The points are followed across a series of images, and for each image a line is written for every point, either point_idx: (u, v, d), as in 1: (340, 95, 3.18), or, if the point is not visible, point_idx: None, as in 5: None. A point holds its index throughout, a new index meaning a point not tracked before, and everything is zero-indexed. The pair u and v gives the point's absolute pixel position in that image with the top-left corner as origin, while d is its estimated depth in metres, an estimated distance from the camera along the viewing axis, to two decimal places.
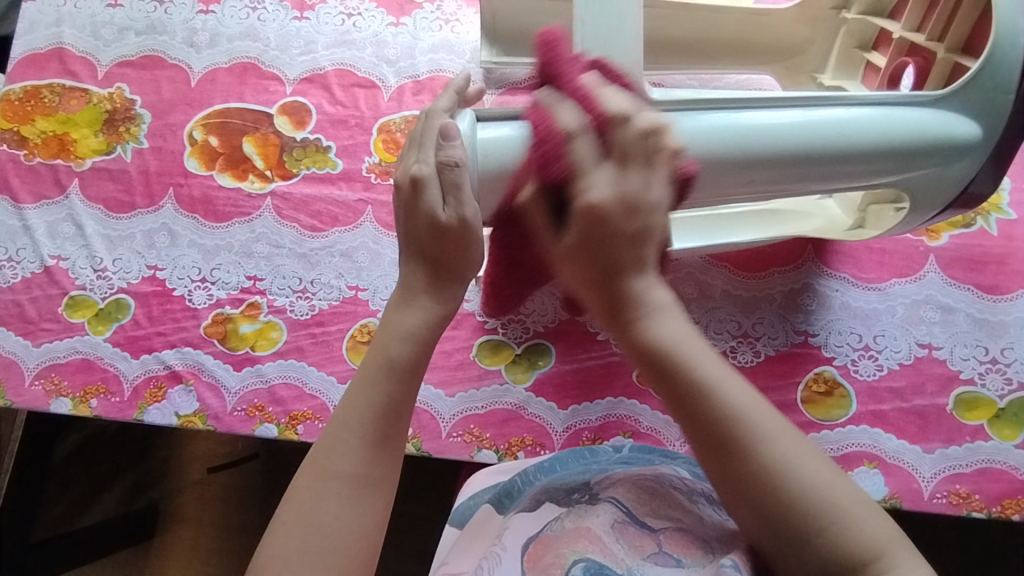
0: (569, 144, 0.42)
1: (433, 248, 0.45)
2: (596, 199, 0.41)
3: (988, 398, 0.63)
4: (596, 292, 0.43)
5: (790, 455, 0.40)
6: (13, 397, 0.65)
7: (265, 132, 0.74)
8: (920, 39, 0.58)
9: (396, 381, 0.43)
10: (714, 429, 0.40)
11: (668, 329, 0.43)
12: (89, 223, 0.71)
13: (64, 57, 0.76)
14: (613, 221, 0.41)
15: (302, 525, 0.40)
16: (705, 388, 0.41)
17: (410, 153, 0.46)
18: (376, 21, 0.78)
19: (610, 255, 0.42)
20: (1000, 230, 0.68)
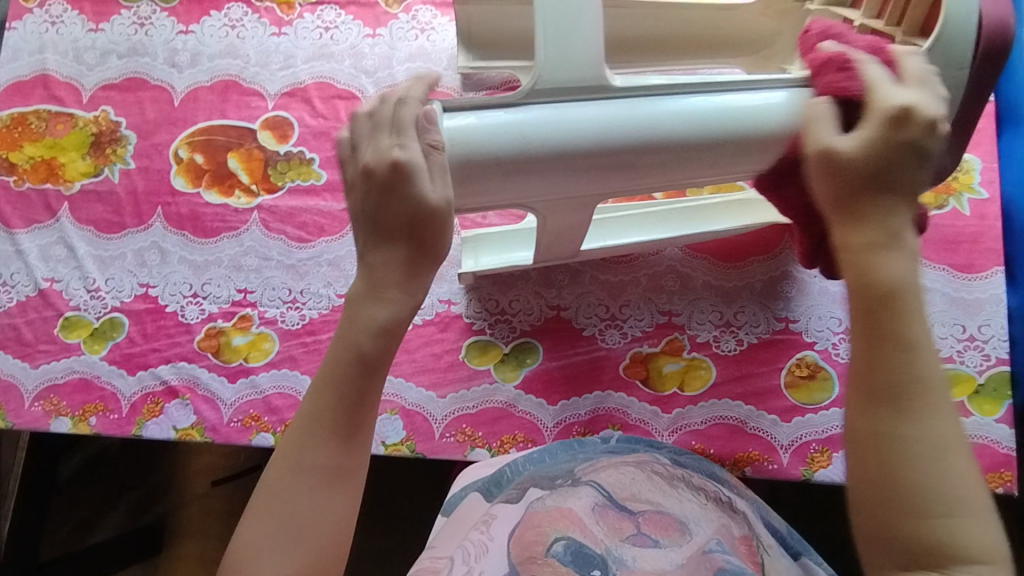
0: (862, 65, 0.47)
1: (404, 228, 0.45)
2: (898, 103, 0.44)
3: (967, 374, 0.64)
4: (844, 201, 0.45)
5: (944, 439, 0.40)
6: (14, 419, 0.67)
7: (249, 147, 0.75)
8: (878, 25, 0.59)
9: (354, 381, 0.44)
10: (894, 379, 0.41)
11: (900, 273, 0.43)
12: (80, 244, 0.72)
13: (49, 83, 0.78)
14: (909, 129, 0.44)
15: (271, 514, 0.42)
16: (913, 342, 0.42)
17: (379, 139, 0.46)
18: (353, 33, 0.79)
19: (893, 167, 0.44)
20: (972, 210, 0.70)
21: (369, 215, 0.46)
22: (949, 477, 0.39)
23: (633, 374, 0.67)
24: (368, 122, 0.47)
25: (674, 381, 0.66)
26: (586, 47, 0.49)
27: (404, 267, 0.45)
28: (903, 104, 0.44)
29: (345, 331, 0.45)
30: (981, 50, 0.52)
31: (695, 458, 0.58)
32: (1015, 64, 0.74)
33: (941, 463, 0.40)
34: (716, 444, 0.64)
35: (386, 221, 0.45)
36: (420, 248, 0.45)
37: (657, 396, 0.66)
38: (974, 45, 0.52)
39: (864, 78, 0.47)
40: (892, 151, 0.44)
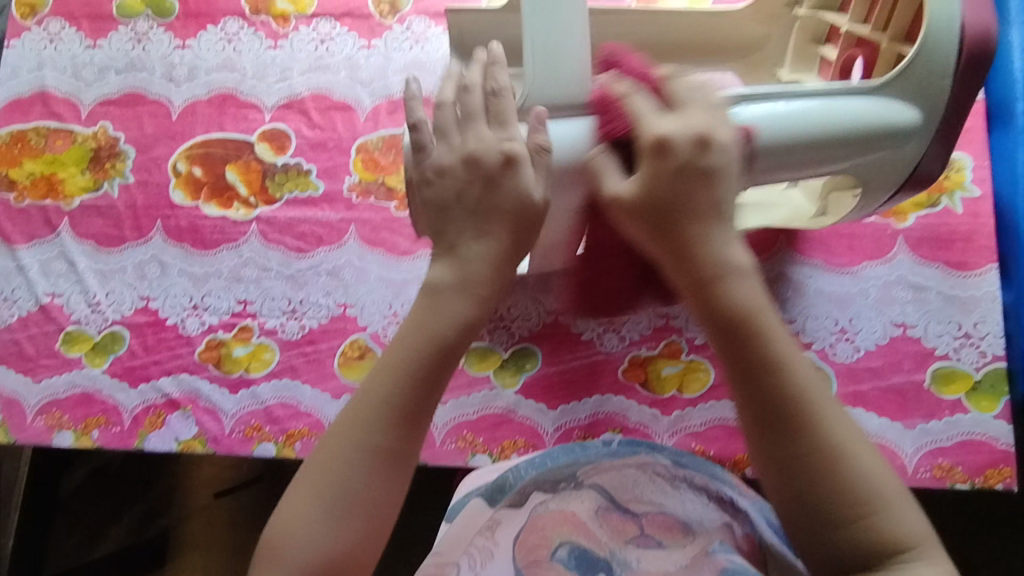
0: (628, 101, 0.48)
1: (502, 215, 0.46)
2: (664, 131, 0.45)
3: (964, 371, 0.65)
4: (660, 243, 0.44)
5: (843, 441, 0.41)
6: (17, 434, 0.67)
7: (247, 159, 0.76)
8: (865, 31, 0.61)
9: (430, 367, 0.44)
10: (770, 402, 0.41)
11: (744, 295, 0.43)
12: (81, 258, 0.73)
13: (48, 100, 0.78)
14: (682, 154, 0.44)
15: (325, 486, 0.42)
16: (776, 358, 0.42)
17: (476, 130, 0.49)
18: (348, 44, 0.79)
19: (690, 195, 0.44)
20: (965, 208, 0.70)
21: (461, 202, 0.47)
22: (865, 471, 0.40)
23: (632, 378, 0.67)
24: (458, 115, 0.50)
25: (673, 383, 0.67)
26: (572, 63, 0.50)
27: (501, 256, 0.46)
28: (670, 129, 0.45)
29: (426, 315, 0.45)
30: (964, 58, 0.52)
31: (696, 458, 0.58)
32: (1005, 63, 0.74)
33: (852, 462, 0.40)
34: (715, 446, 0.64)
35: (483, 207, 0.47)
36: (517, 238, 0.47)
37: (657, 399, 0.66)
38: (956, 54, 0.52)
39: (631, 112, 0.48)
40: (690, 174, 0.44)
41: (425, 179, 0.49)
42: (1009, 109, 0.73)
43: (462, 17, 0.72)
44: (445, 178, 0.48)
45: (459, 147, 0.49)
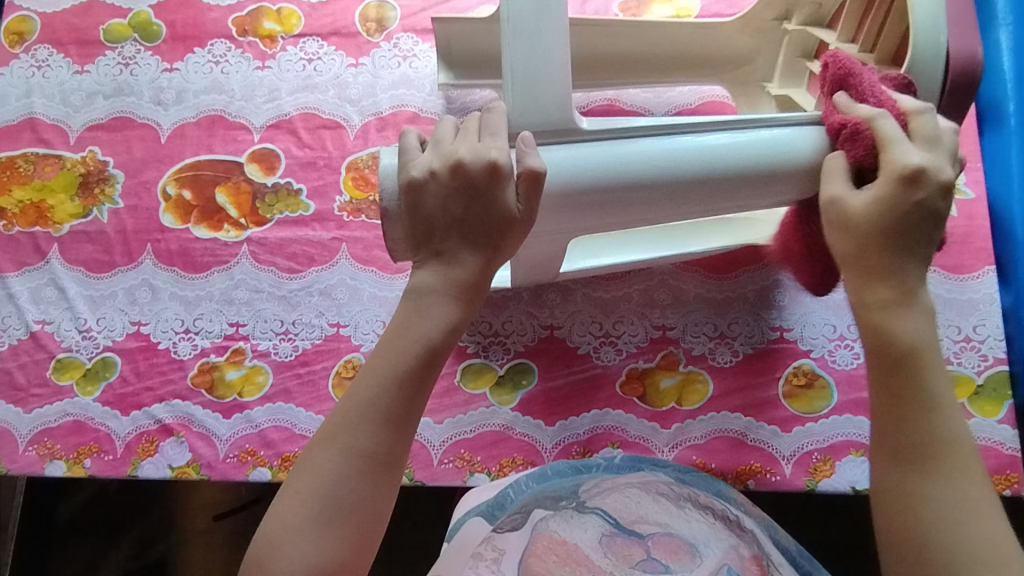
0: (874, 123, 0.47)
1: (487, 231, 0.45)
2: (911, 164, 0.44)
3: (966, 376, 0.64)
4: (855, 258, 0.45)
5: (971, 506, 0.40)
6: (9, 465, 0.67)
7: (236, 181, 0.75)
8: (853, 50, 0.59)
9: (417, 369, 0.44)
10: (922, 439, 0.42)
11: (920, 330, 0.44)
12: (71, 285, 0.72)
13: (37, 126, 0.78)
14: (918, 188, 0.44)
15: (311, 492, 0.41)
16: (935, 397, 0.43)
17: (466, 138, 0.47)
18: (336, 63, 0.79)
19: (904, 227, 0.44)
20: (960, 210, 0.70)
21: (447, 216, 0.46)
22: (979, 543, 0.40)
23: (630, 392, 0.66)
24: (451, 127, 0.48)
25: (672, 396, 0.66)
26: (553, 90, 0.50)
27: (484, 275, 0.46)
28: (908, 162, 0.44)
29: (410, 318, 0.45)
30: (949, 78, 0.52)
31: (700, 475, 0.57)
32: (995, 64, 0.74)
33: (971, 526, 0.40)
34: (717, 458, 0.63)
35: (469, 222, 0.45)
36: (500, 253, 0.46)
37: (656, 411, 0.65)
38: (941, 76, 0.52)
39: (875, 134, 0.46)
40: (918, 215, 0.44)
41: (412, 185, 0.46)
42: (1000, 109, 0.73)
43: (449, 26, 0.72)
44: (431, 186, 0.46)
45: (447, 154, 0.46)
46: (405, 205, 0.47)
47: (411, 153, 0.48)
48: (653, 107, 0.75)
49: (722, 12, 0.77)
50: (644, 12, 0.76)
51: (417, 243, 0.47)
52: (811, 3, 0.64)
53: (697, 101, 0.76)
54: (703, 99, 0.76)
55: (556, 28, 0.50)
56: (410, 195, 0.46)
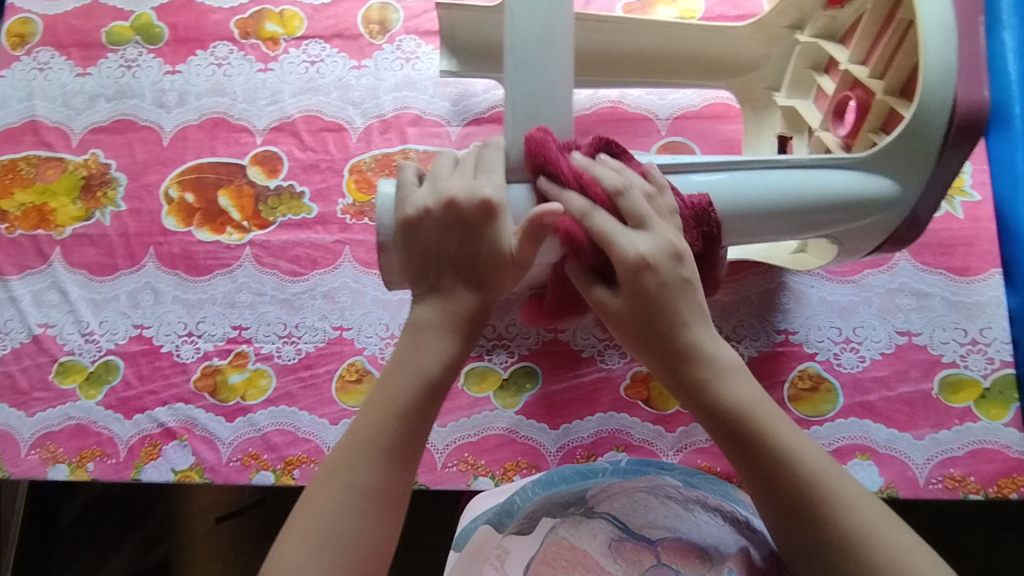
0: (588, 221, 0.45)
1: (481, 267, 0.45)
2: (639, 253, 0.43)
3: (972, 378, 0.64)
4: (655, 353, 0.44)
5: (869, 516, 0.40)
6: (10, 469, 0.66)
7: (239, 183, 0.75)
8: (863, 73, 0.58)
9: (418, 403, 0.43)
10: (790, 499, 0.40)
11: (741, 391, 0.43)
12: (74, 288, 0.72)
13: (39, 129, 0.78)
14: (661, 273, 0.43)
15: (315, 530, 0.40)
16: (779, 452, 0.41)
17: (461, 174, 0.48)
18: (339, 65, 0.79)
19: (671, 308, 0.43)
20: (965, 213, 0.69)
21: (442, 251, 0.46)
22: (895, 547, 0.39)
23: (635, 395, 0.66)
24: (449, 160, 0.49)
25: (676, 399, 0.66)
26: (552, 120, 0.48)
27: (481, 311, 0.46)
28: (639, 251, 0.43)
29: (409, 352, 0.44)
30: (956, 124, 0.51)
31: (707, 478, 0.57)
32: (1000, 67, 0.74)
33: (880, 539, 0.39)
34: (723, 462, 0.64)
35: (462, 255, 0.46)
36: (495, 292, 0.46)
37: (660, 415, 0.65)
38: (947, 125, 0.51)
39: (593, 232, 0.45)
40: (668, 285, 0.43)
41: (407, 222, 0.47)
42: (1006, 111, 0.72)
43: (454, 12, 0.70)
44: (426, 222, 0.46)
45: (441, 191, 0.47)
46: (400, 239, 0.48)
47: (407, 188, 0.49)
48: (657, 109, 0.75)
49: (726, 14, 0.76)
50: (648, 13, 0.76)
51: (414, 277, 0.47)
52: (825, 16, 0.64)
53: (701, 102, 0.75)
54: (706, 101, 0.76)
55: (559, 61, 0.48)
56: (406, 231, 0.47)
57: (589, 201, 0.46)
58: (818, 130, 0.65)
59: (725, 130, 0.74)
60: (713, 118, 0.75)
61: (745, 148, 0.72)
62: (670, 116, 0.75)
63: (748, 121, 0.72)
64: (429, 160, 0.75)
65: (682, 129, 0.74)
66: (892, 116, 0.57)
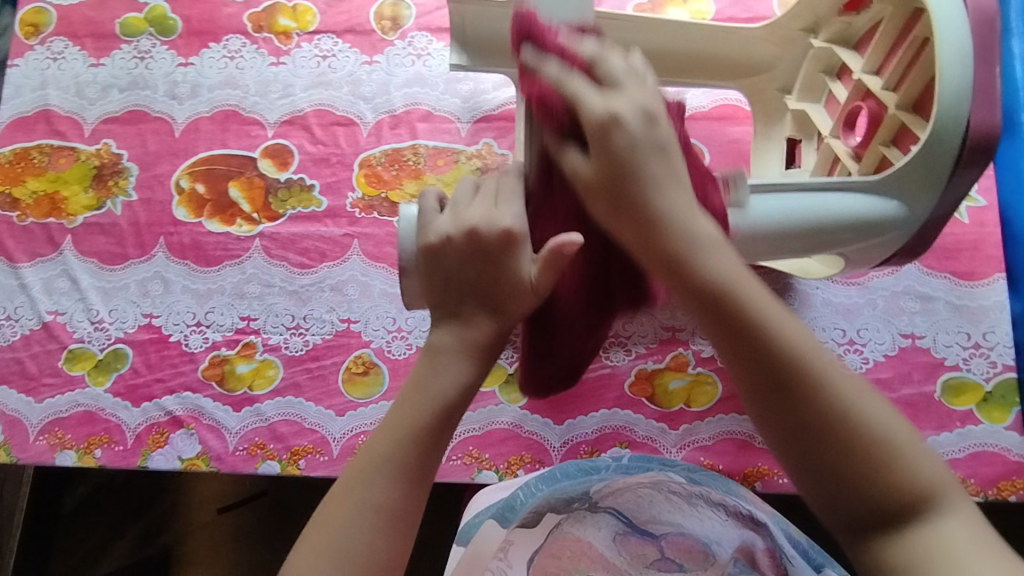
0: (563, 87, 0.42)
1: (502, 293, 0.44)
2: (603, 112, 0.41)
3: (974, 382, 0.64)
4: (625, 218, 0.41)
5: (851, 393, 0.37)
6: (19, 454, 0.67)
7: (249, 176, 0.76)
8: (877, 85, 0.60)
9: (433, 426, 0.42)
10: (772, 366, 0.37)
11: (719, 264, 0.39)
12: (84, 276, 0.73)
13: (51, 118, 0.79)
14: (632, 130, 0.41)
15: (329, 546, 0.40)
16: (760, 319, 0.37)
17: (482, 202, 0.46)
18: (351, 60, 0.80)
19: (643, 171, 0.40)
20: (971, 217, 0.70)
21: (463, 278, 0.45)
22: (877, 423, 0.36)
23: (639, 392, 0.66)
24: (470, 186, 0.48)
25: (681, 397, 0.66)
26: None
27: (498, 337, 0.45)
28: (610, 112, 0.41)
29: (427, 375, 0.43)
30: (968, 145, 0.51)
31: (710, 474, 0.58)
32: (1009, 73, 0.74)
33: (862, 416, 0.36)
34: (725, 460, 0.64)
35: (483, 281, 0.44)
36: (512, 319, 0.45)
37: (664, 412, 0.66)
38: (959, 147, 0.51)
39: (567, 95, 0.42)
40: (638, 145, 0.41)
41: (429, 250, 0.46)
42: (1014, 119, 0.73)
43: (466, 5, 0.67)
44: (447, 249, 0.45)
45: (462, 220, 0.46)
46: (423, 267, 0.47)
47: (429, 215, 0.48)
48: None
49: (736, 16, 0.77)
50: (659, 13, 0.76)
51: (434, 301, 0.46)
52: (840, 22, 0.64)
53: (711, 102, 0.76)
54: (716, 101, 0.76)
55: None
56: (427, 259, 0.46)
57: (566, 67, 0.43)
58: (828, 138, 0.66)
59: (733, 131, 0.75)
60: (722, 119, 0.76)
61: (754, 149, 0.73)
62: None
63: (758, 124, 0.73)
64: (439, 156, 0.75)
65: (691, 130, 0.75)
66: (905, 130, 0.57)
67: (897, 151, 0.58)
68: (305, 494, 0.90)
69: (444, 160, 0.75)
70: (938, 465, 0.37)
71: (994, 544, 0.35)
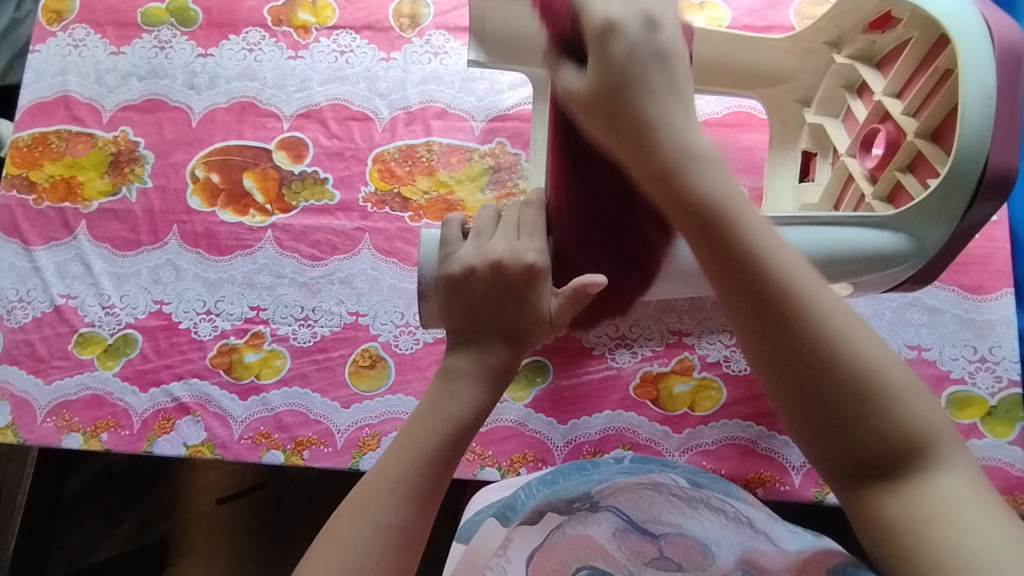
0: None
1: (519, 326, 0.46)
2: (609, 11, 0.40)
3: (979, 396, 0.64)
4: (618, 129, 0.40)
5: (847, 330, 0.37)
6: (26, 434, 0.68)
7: (264, 167, 0.76)
8: (897, 110, 0.60)
9: (447, 449, 0.43)
10: (761, 293, 0.37)
11: (713, 179, 0.39)
12: (97, 261, 0.73)
13: (71, 104, 0.80)
14: (627, 31, 0.40)
15: (339, 565, 0.39)
16: (753, 246, 0.37)
17: (506, 233, 0.48)
18: (368, 57, 0.80)
19: (637, 78, 0.40)
20: (981, 232, 0.70)
21: (484, 310, 0.46)
22: (868, 360, 0.36)
23: (644, 395, 0.67)
24: (493, 215, 0.50)
25: (685, 401, 0.66)
26: None
27: (512, 363, 0.46)
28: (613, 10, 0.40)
29: (441, 396, 0.44)
30: (986, 182, 0.51)
31: (709, 477, 0.58)
32: None
33: (855, 355, 0.36)
34: (727, 465, 0.64)
35: (502, 315, 0.46)
36: (527, 346, 0.46)
37: (668, 416, 0.66)
38: (976, 183, 0.52)
39: None
40: (637, 44, 0.40)
41: (451, 280, 0.47)
42: None
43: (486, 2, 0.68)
44: (469, 280, 0.46)
45: (485, 252, 0.47)
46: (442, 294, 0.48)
47: (452, 245, 0.49)
48: None
49: (752, 25, 0.77)
50: None
51: (451, 326, 0.47)
52: (864, 39, 0.65)
53: (724, 110, 0.77)
54: (729, 108, 0.77)
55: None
56: (449, 288, 0.47)
57: None
58: (844, 155, 0.66)
59: (744, 138, 0.76)
60: (734, 126, 0.76)
61: (769, 159, 0.73)
62: None
63: (774, 133, 0.73)
64: (452, 154, 0.76)
65: None
66: (923, 158, 0.57)
67: (912, 178, 0.58)
68: (305, 486, 0.91)
69: (457, 158, 0.76)
70: (933, 409, 0.36)
71: (995, 501, 0.35)
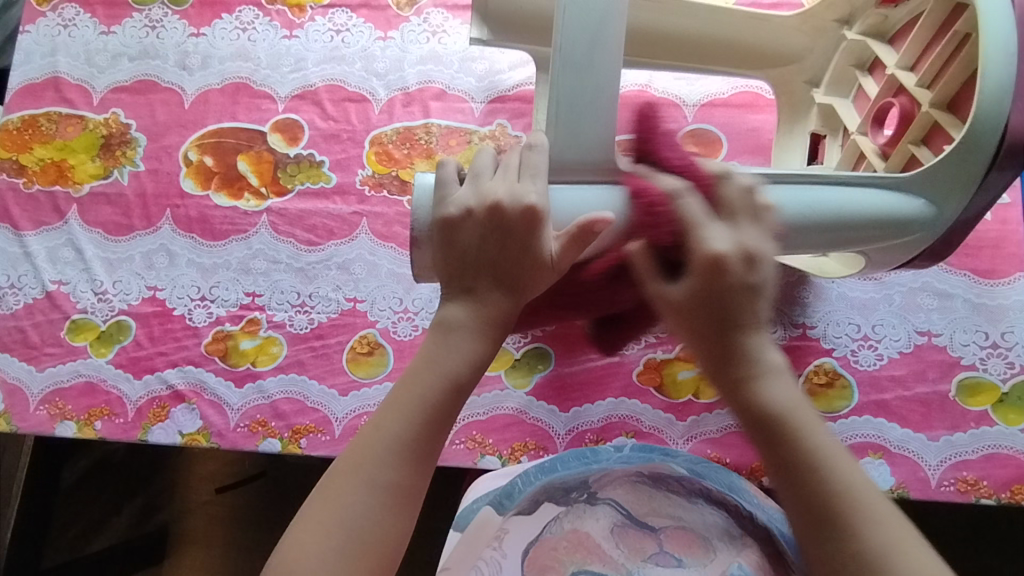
0: (677, 203, 0.44)
1: (519, 274, 0.44)
2: (717, 250, 0.42)
3: (991, 382, 0.63)
4: (703, 339, 0.43)
5: (903, 545, 0.38)
6: (18, 423, 0.66)
7: (259, 150, 0.75)
8: (910, 82, 0.58)
9: (443, 404, 0.43)
10: (819, 505, 0.39)
11: (781, 393, 0.42)
12: (88, 247, 0.72)
13: (60, 85, 0.78)
14: (734, 274, 0.42)
15: (337, 524, 0.40)
16: (819, 458, 0.40)
17: (505, 176, 0.47)
18: (365, 36, 0.78)
19: (729, 305, 0.42)
20: (995, 215, 0.68)
21: (482, 254, 0.45)
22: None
23: (647, 381, 0.65)
24: (490, 158, 0.48)
25: (689, 388, 0.65)
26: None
27: (511, 315, 0.45)
28: (720, 247, 0.42)
29: (437, 352, 0.44)
30: (1005, 149, 0.51)
31: (712, 466, 0.56)
32: None
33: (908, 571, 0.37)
34: (732, 453, 0.63)
35: (502, 258, 0.45)
36: (526, 294, 0.45)
37: (671, 403, 0.65)
38: (996, 145, 0.51)
39: (681, 217, 0.44)
40: (735, 273, 0.42)
41: (447, 221, 0.46)
42: None
43: None
44: (466, 223, 0.45)
45: (484, 194, 0.46)
46: (435, 238, 0.47)
47: (448, 187, 0.48)
48: (684, 95, 0.75)
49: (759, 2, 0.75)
50: None
51: (446, 275, 0.46)
52: (877, 14, 0.63)
53: (730, 90, 0.75)
54: (736, 89, 0.75)
55: (610, 69, 0.49)
56: (445, 231, 0.46)
57: (685, 182, 0.45)
58: (855, 133, 0.64)
59: (753, 119, 0.74)
60: (741, 107, 0.74)
61: (777, 142, 0.71)
62: (697, 103, 0.75)
63: (782, 116, 0.71)
64: (451, 136, 0.74)
65: (710, 117, 0.74)
66: (938, 130, 0.56)
67: (927, 151, 0.56)
68: (304, 476, 0.89)
69: (456, 140, 0.74)
70: None
71: None
